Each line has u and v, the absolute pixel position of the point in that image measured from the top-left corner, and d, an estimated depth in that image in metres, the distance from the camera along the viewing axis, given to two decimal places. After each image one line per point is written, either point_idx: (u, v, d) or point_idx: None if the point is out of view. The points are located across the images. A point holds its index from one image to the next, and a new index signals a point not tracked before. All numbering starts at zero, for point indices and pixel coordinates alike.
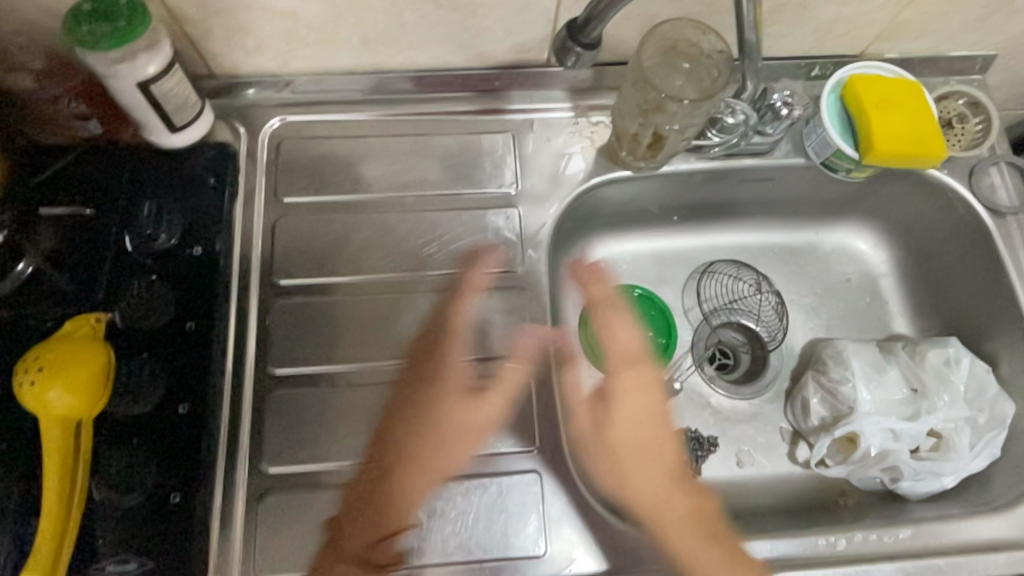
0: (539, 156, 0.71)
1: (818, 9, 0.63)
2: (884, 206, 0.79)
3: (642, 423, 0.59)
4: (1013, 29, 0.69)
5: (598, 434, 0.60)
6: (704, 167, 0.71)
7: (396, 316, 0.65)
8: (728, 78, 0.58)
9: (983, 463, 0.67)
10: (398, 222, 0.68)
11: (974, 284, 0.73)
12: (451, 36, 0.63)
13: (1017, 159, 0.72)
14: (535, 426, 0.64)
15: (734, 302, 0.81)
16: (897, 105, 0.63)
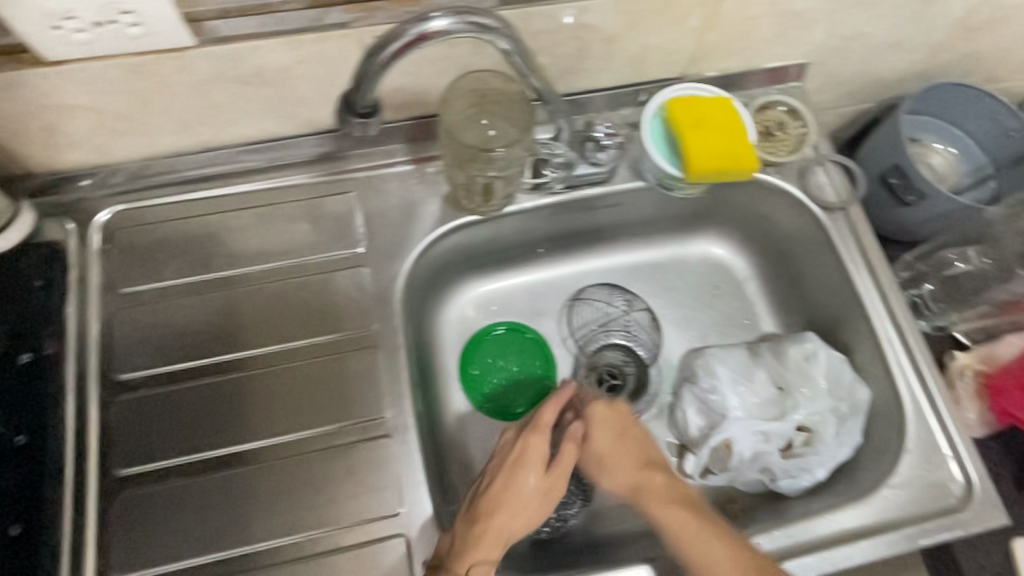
0: (385, 211, 0.71)
1: (624, 42, 0.66)
2: (733, 214, 0.83)
3: (619, 446, 0.65)
4: (813, 38, 0.73)
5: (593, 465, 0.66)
6: (549, 203, 0.73)
7: (250, 395, 0.63)
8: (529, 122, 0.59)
9: (848, 451, 0.70)
10: (244, 298, 0.67)
11: (820, 278, 0.77)
12: (271, 108, 0.63)
13: (840, 158, 0.75)
14: (398, 488, 0.61)
15: (608, 324, 0.82)
16: (711, 124, 0.67)
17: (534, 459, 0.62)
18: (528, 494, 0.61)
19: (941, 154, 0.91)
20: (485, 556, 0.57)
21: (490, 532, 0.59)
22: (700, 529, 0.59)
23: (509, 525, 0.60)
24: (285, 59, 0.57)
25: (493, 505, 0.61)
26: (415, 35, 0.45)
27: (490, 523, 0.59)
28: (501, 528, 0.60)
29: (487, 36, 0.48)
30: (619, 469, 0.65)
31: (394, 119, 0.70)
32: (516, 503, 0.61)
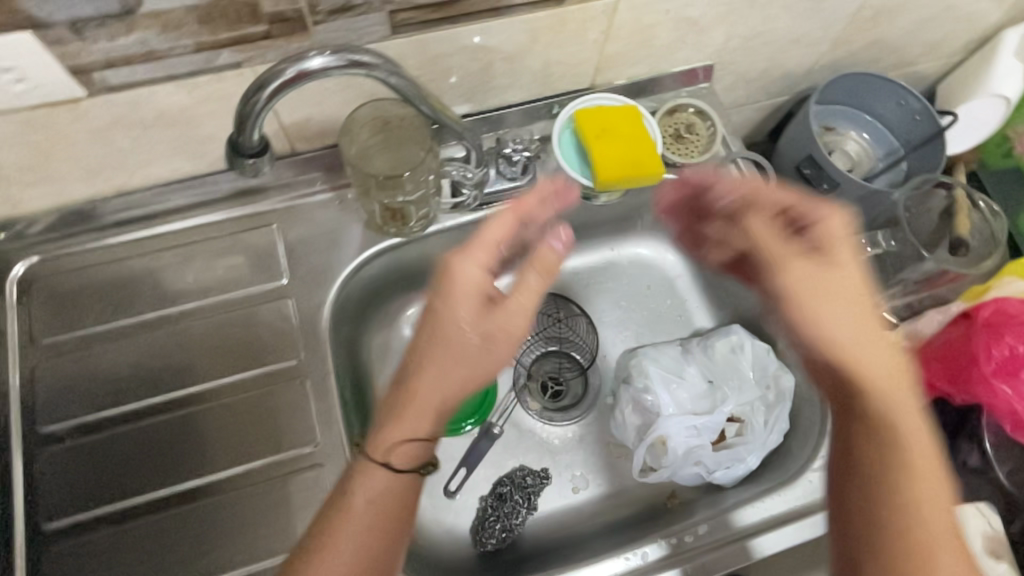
0: (308, 241, 0.72)
1: (526, 59, 0.68)
2: (656, 215, 0.84)
3: (825, 288, 0.51)
4: (715, 41, 0.75)
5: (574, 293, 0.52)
6: (469, 220, 0.73)
7: (178, 436, 0.63)
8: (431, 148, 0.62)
9: (778, 438, 0.72)
10: (168, 340, 0.67)
11: (741, 272, 0.79)
12: (178, 149, 0.63)
13: (749, 155, 0.78)
14: None
15: (545, 332, 0.84)
16: (616, 133, 0.69)
17: (466, 297, 0.50)
18: (462, 341, 0.49)
19: (855, 140, 0.94)
20: (416, 432, 0.49)
21: (411, 409, 0.49)
22: (895, 469, 0.47)
23: (431, 386, 0.49)
24: (184, 101, 0.57)
25: (425, 359, 0.50)
26: (293, 74, 0.46)
27: (427, 386, 0.49)
28: (430, 390, 0.49)
29: (368, 73, 0.49)
30: (861, 335, 0.50)
31: (308, 150, 0.70)
32: (443, 361, 0.49)
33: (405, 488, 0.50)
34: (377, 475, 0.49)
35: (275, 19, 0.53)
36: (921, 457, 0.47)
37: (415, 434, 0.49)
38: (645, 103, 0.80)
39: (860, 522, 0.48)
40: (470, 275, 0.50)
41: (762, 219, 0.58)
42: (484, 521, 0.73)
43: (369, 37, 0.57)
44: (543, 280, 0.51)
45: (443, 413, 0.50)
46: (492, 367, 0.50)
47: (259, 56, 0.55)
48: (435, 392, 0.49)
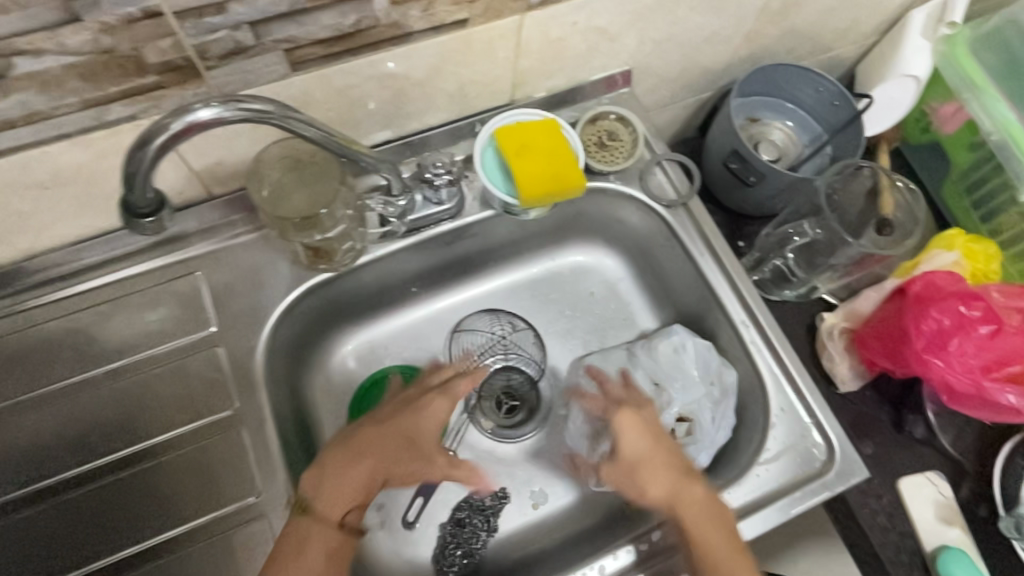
0: (235, 285, 0.70)
1: (438, 82, 0.67)
2: (591, 222, 0.85)
3: (652, 459, 0.65)
4: (628, 47, 0.76)
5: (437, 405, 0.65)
6: (400, 247, 0.73)
7: (113, 501, 0.62)
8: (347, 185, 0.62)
9: (725, 434, 0.73)
10: (93, 403, 0.64)
11: (676, 271, 0.80)
12: (85, 206, 0.61)
13: (674, 156, 0.78)
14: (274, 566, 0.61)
15: (492, 349, 0.83)
16: (535, 149, 0.69)
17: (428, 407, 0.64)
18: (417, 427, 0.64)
19: (781, 129, 0.96)
20: (340, 503, 0.60)
21: (329, 489, 0.60)
22: (708, 516, 0.61)
23: (349, 472, 0.61)
24: (82, 159, 0.56)
25: (365, 450, 0.62)
26: (180, 128, 0.44)
27: (358, 466, 0.61)
28: (367, 471, 0.61)
29: (264, 120, 0.48)
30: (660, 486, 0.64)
31: (226, 192, 0.69)
32: (359, 454, 0.61)
33: (342, 544, 0.59)
34: (319, 534, 0.58)
35: (163, 69, 0.51)
36: (699, 511, 0.61)
37: (350, 505, 0.61)
38: (568, 113, 0.80)
39: (690, 549, 0.62)
40: (337, 480, 0.60)
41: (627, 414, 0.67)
42: (445, 547, 0.73)
43: (268, 76, 0.56)
44: (450, 403, 0.65)
45: (355, 494, 0.61)
46: (437, 420, 0.64)
47: (153, 106, 0.54)
48: (348, 476, 0.61)
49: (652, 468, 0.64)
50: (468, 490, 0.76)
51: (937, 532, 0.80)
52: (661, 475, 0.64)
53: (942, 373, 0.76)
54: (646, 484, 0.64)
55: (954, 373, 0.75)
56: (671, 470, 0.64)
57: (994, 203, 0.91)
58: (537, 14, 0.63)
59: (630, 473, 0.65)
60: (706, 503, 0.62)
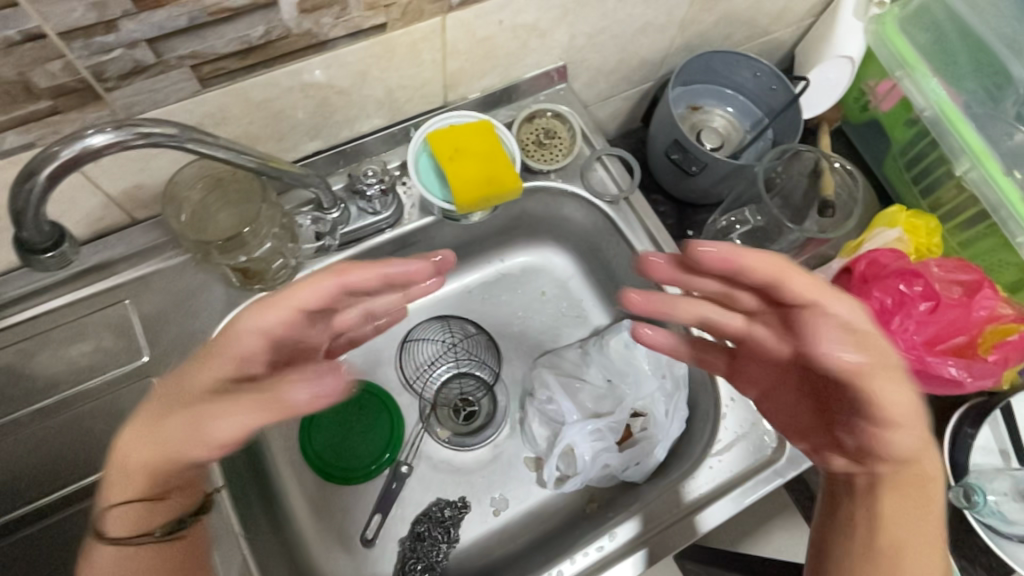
0: (167, 311, 0.67)
1: (363, 88, 0.65)
2: (538, 221, 0.83)
3: (785, 377, 0.55)
4: (560, 42, 0.75)
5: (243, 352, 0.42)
6: (339, 260, 0.71)
7: (61, 538, 0.62)
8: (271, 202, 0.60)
9: (680, 426, 0.72)
10: (24, 444, 0.63)
11: (624, 265, 0.79)
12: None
13: (613, 151, 0.77)
14: None
15: (443, 357, 0.82)
16: (470, 152, 0.68)
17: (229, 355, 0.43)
18: (199, 385, 0.42)
19: (722, 116, 0.96)
20: (125, 493, 0.43)
21: (118, 470, 0.42)
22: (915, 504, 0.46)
23: (130, 447, 0.42)
24: None
25: (139, 437, 0.42)
26: (71, 156, 0.42)
27: (160, 426, 0.41)
28: (142, 474, 0.42)
29: (167, 143, 0.46)
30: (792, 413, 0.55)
31: (151, 215, 0.66)
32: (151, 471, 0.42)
33: (157, 559, 0.45)
34: (105, 555, 0.44)
35: (59, 93, 0.48)
36: (919, 506, 0.46)
37: (129, 498, 0.43)
38: (505, 112, 0.79)
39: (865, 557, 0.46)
40: (168, 420, 0.40)
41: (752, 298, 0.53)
42: (405, 560, 0.72)
43: (176, 94, 0.54)
44: (264, 335, 0.43)
45: (171, 476, 0.42)
46: (231, 401, 0.39)
47: (53, 133, 0.51)
48: (133, 455, 0.42)
49: (786, 390, 0.55)
50: (429, 501, 0.76)
51: None
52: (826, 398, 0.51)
53: None
54: (886, 430, 0.45)
55: (898, 350, 0.76)
56: (814, 395, 0.53)
57: (932, 177, 0.92)
58: (458, 14, 0.62)
59: (784, 376, 0.54)
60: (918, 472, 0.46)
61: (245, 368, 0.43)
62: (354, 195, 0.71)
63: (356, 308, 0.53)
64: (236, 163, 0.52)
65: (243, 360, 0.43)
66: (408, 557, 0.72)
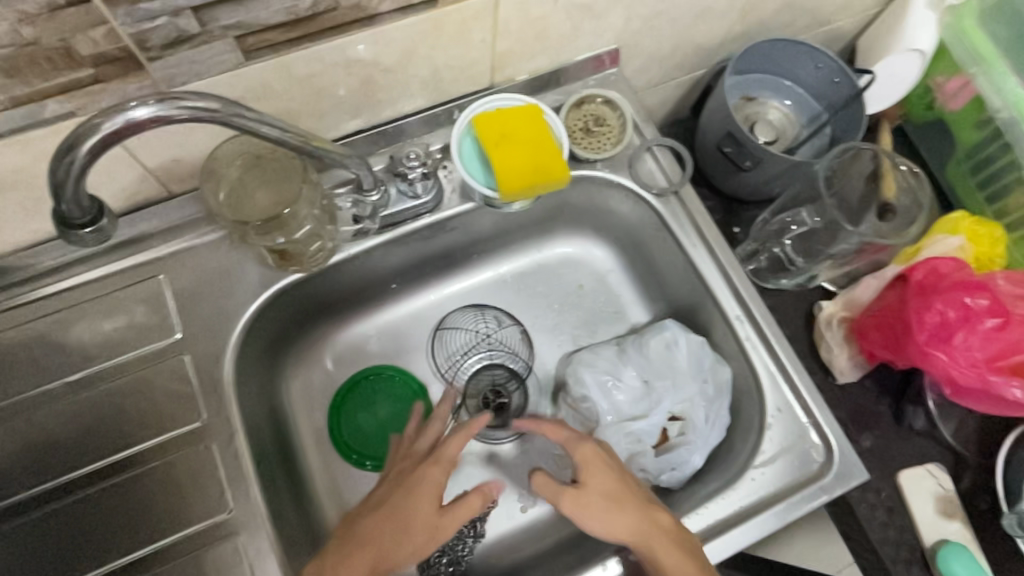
0: (200, 288, 0.66)
1: (410, 67, 0.63)
2: (578, 213, 0.81)
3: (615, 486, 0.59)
4: (615, 25, 0.71)
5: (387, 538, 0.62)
6: (377, 243, 0.69)
7: (74, 520, 0.58)
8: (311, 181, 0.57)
9: (720, 433, 0.70)
10: (49, 419, 0.61)
11: (667, 263, 0.77)
12: (28, 209, 0.57)
13: (663, 141, 0.73)
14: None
15: (476, 347, 0.81)
16: (517, 137, 0.65)
17: (424, 503, 0.64)
18: (410, 533, 0.62)
19: (778, 109, 0.92)
20: (428, 503, 0.64)
21: (366, 554, 0.61)
22: (709, 571, 0.56)
23: (432, 471, 0.65)
24: (17, 161, 0.51)
25: (370, 534, 0.63)
26: (113, 130, 0.40)
27: (358, 554, 0.61)
28: (428, 482, 0.64)
29: (210, 119, 0.43)
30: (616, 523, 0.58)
31: (188, 189, 0.64)
32: (446, 459, 0.66)
33: None
34: None
35: (100, 61, 0.47)
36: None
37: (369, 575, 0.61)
38: (553, 97, 0.76)
39: None
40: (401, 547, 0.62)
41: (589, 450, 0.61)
42: (432, 554, 0.71)
43: (218, 66, 0.51)
44: (433, 478, 0.65)
45: (412, 546, 0.62)
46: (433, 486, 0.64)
47: (93, 103, 0.49)
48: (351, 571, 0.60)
49: (616, 508, 0.58)
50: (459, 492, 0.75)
51: (937, 526, 0.78)
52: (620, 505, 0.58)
53: (946, 367, 0.72)
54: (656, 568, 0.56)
55: (958, 368, 0.72)
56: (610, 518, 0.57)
57: (1000, 184, 0.87)
58: None
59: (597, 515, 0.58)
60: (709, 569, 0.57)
61: (386, 534, 0.62)
62: (395, 177, 0.68)
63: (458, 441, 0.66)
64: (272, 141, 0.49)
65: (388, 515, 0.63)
66: (433, 550, 0.71)
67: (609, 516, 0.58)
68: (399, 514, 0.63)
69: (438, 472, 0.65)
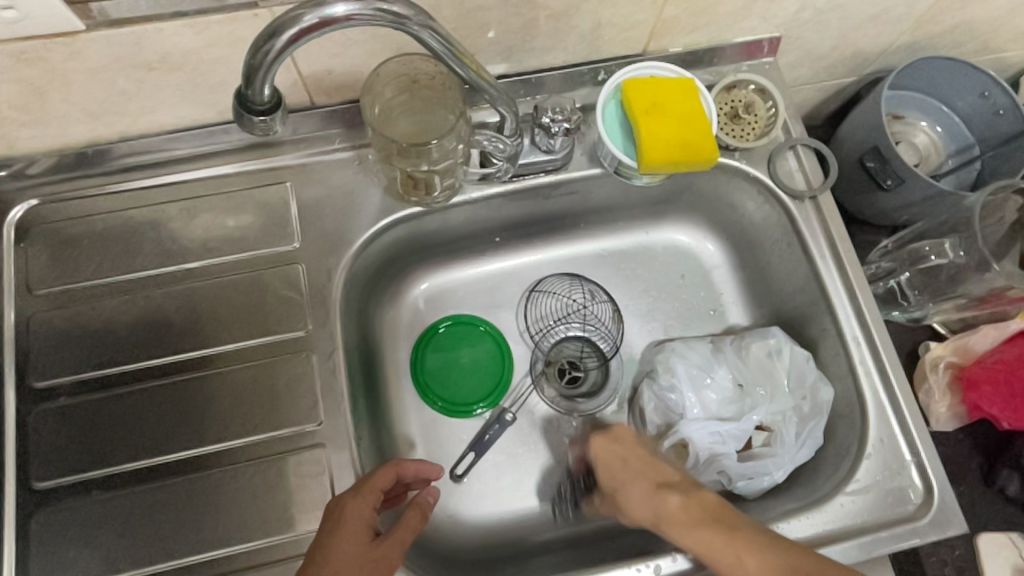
0: (321, 203, 0.67)
1: (573, 19, 0.61)
2: (698, 201, 0.78)
3: (633, 468, 0.61)
4: (786, 12, 0.67)
5: None
6: (499, 192, 0.69)
7: (173, 401, 0.60)
8: (463, 115, 0.57)
9: (808, 453, 0.67)
10: (165, 299, 0.63)
11: (786, 269, 0.73)
12: (186, 93, 0.58)
13: (811, 142, 0.70)
14: (325, 489, 0.59)
15: (568, 316, 0.79)
16: (669, 109, 0.63)
17: (350, 545, 0.52)
18: None
19: (926, 132, 0.86)
20: (356, 548, 0.52)
21: None
22: (729, 528, 0.51)
23: (357, 511, 0.53)
24: (193, 43, 0.52)
25: None
26: (314, 22, 0.40)
27: None
28: (353, 528, 0.53)
29: (400, 25, 0.43)
30: (635, 491, 0.59)
31: (329, 103, 0.65)
32: (375, 493, 0.55)
33: None
34: None
35: None
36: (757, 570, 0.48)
37: None
38: (700, 76, 0.72)
39: None
40: None
41: (602, 440, 0.64)
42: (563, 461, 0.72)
43: None
44: (357, 509, 0.54)
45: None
46: (365, 518, 0.53)
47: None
48: None
49: (636, 478, 0.60)
50: (523, 457, 0.73)
51: None
52: (650, 483, 0.59)
53: None
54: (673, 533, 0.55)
55: None
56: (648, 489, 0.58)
57: None
58: None
59: (620, 478, 0.61)
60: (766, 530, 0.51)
61: None
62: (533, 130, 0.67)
63: (367, 489, 0.55)
64: (446, 65, 0.49)
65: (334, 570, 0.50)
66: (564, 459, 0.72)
67: (626, 488, 0.60)
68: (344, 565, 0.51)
69: (363, 511, 0.54)
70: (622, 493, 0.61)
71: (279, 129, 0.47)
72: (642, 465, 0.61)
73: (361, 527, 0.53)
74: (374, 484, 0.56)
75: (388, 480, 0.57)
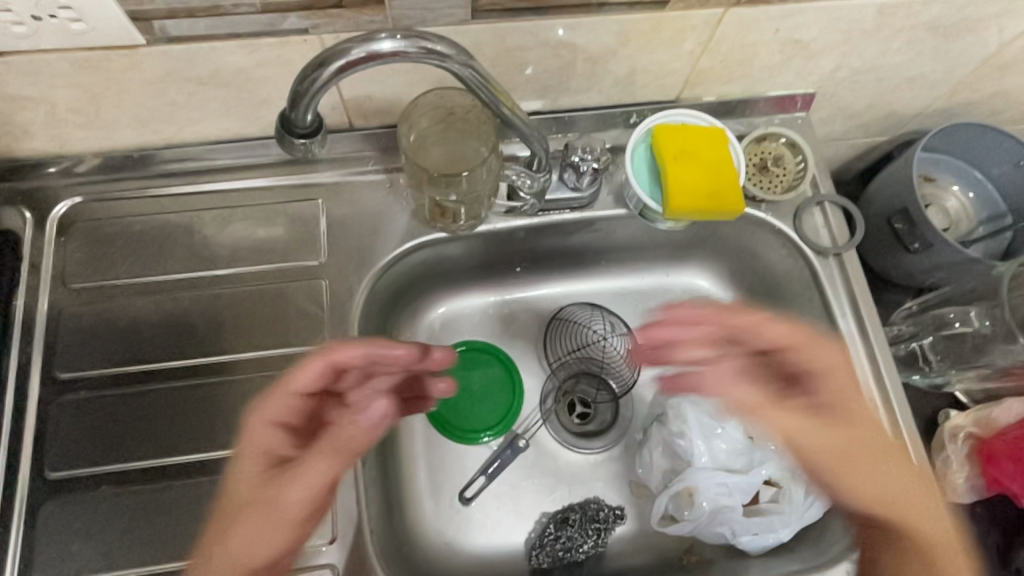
0: (349, 222, 0.68)
1: (609, 63, 0.62)
2: (721, 247, 0.78)
3: (845, 386, 0.65)
4: (821, 69, 0.68)
5: (222, 527, 0.52)
6: (523, 225, 0.70)
7: (188, 403, 0.61)
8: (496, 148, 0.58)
9: (816, 514, 0.67)
10: (192, 303, 0.64)
11: (806, 323, 0.72)
12: (232, 108, 0.60)
13: (838, 200, 0.70)
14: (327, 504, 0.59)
15: (584, 351, 0.79)
16: (697, 157, 0.63)
17: (247, 469, 0.53)
18: (283, 506, 0.52)
19: (957, 197, 0.85)
20: (251, 471, 0.53)
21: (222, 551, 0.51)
22: (891, 457, 0.64)
23: (255, 436, 0.54)
24: (244, 62, 0.54)
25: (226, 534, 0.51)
26: (360, 56, 0.42)
27: (218, 552, 0.51)
28: (252, 457, 0.54)
29: (442, 64, 0.44)
30: (839, 422, 0.64)
31: (366, 126, 0.67)
32: (275, 407, 0.54)
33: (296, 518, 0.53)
34: None
35: None
36: (887, 471, 0.63)
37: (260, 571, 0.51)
38: (731, 125, 0.73)
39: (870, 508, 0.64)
40: (263, 517, 0.51)
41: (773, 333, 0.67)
42: (541, 542, 0.69)
43: (446, 18, 0.53)
44: (254, 430, 0.54)
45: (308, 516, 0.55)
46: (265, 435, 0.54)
47: (327, 25, 0.51)
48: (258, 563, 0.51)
49: (844, 398, 0.65)
50: (525, 490, 0.73)
51: None
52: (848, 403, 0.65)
53: None
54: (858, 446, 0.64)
55: None
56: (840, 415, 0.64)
57: None
58: (741, 11, 0.57)
59: (832, 398, 0.65)
60: (891, 440, 0.65)
61: (240, 527, 0.51)
62: (563, 167, 0.68)
63: (267, 408, 0.54)
64: (482, 102, 0.51)
65: (245, 502, 0.52)
66: (543, 540, 0.69)
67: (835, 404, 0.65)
68: (252, 492, 0.52)
69: (263, 432, 0.54)
70: (815, 411, 0.65)
71: (317, 154, 0.49)
72: (843, 386, 0.65)
73: (253, 451, 0.54)
74: (285, 395, 0.54)
75: (314, 376, 0.54)
